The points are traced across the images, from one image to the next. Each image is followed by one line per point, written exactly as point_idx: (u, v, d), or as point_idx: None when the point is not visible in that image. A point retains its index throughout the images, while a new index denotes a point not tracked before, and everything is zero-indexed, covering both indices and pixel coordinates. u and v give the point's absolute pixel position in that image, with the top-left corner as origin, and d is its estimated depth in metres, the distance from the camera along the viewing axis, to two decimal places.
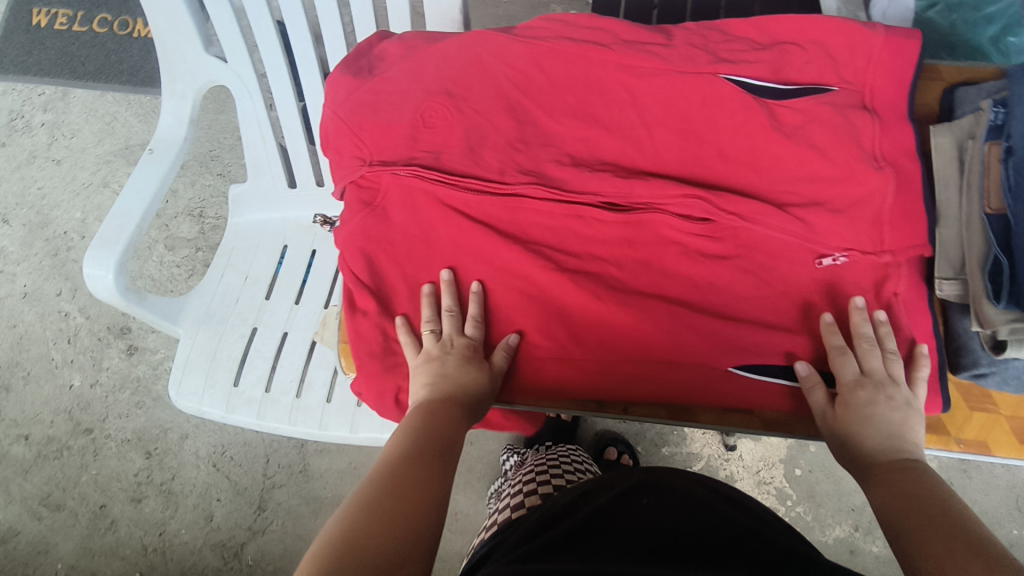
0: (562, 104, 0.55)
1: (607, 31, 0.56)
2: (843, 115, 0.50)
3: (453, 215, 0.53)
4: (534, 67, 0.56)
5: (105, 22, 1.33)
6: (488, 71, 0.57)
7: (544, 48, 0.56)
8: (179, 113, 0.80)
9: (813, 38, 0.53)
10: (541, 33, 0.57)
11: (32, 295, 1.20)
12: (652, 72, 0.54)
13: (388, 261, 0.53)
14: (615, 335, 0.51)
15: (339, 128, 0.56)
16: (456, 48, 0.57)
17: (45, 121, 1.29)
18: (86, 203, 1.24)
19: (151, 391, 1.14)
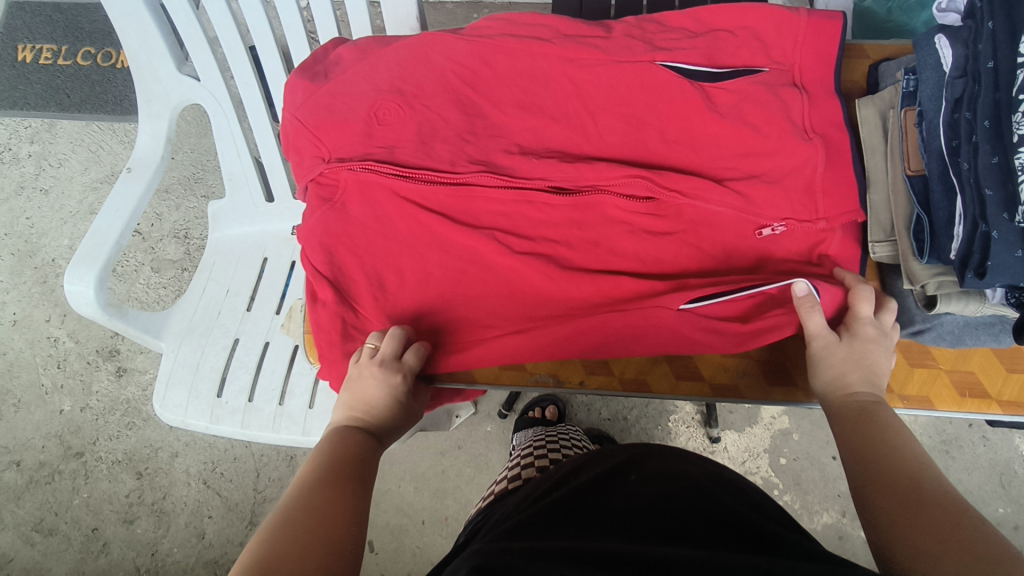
0: (510, 96, 0.59)
1: (549, 27, 0.60)
2: (774, 93, 0.55)
3: (409, 207, 0.57)
4: (482, 64, 0.60)
5: (89, 54, 1.37)
6: (438, 70, 0.60)
7: (490, 46, 0.59)
8: (156, 132, 0.83)
9: (744, 24, 0.57)
10: (486, 29, 0.60)
11: (22, 323, 1.21)
12: (592, 63, 0.57)
13: (347, 254, 0.57)
14: (564, 312, 0.56)
15: (297, 129, 0.59)
16: (407, 49, 0.61)
17: (32, 152, 1.32)
18: (74, 230, 1.27)
19: (140, 412, 1.15)
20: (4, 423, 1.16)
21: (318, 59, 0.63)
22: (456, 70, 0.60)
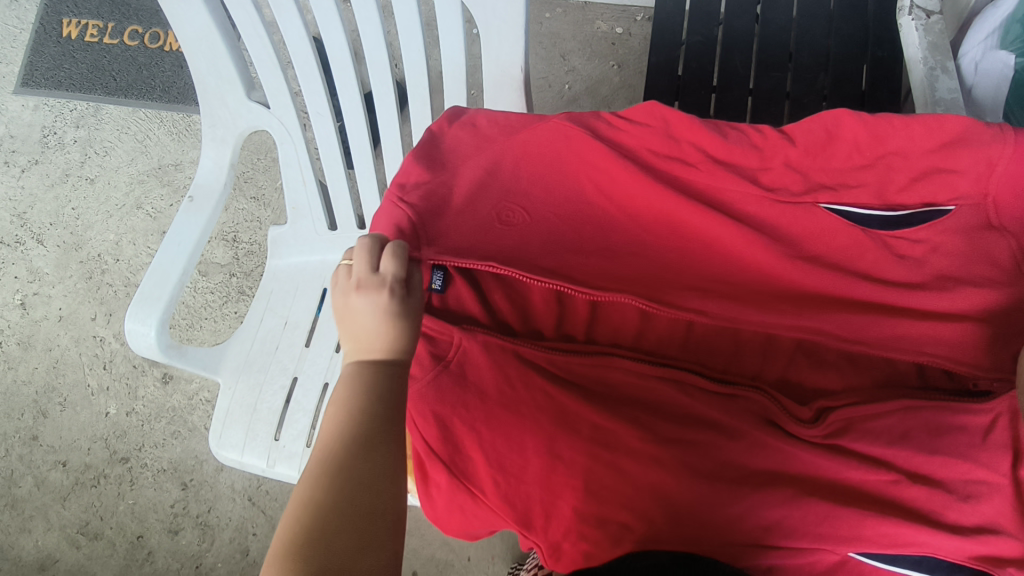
0: (646, 214, 0.52)
1: (692, 138, 0.51)
2: (961, 240, 0.48)
3: (535, 377, 0.46)
4: (619, 175, 0.52)
5: (136, 34, 1.30)
6: (571, 180, 0.53)
7: (630, 159, 0.52)
8: (220, 158, 0.77)
9: (927, 147, 0.48)
10: (630, 122, 0.53)
11: (67, 319, 1.19)
12: (744, 193, 0.50)
13: (462, 428, 0.45)
14: (722, 520, 0.42)
15: (401, 208, 0.50)
16: (537, 149, 0.54)
17: (77, 138, 1.27)
18: (120, 224, 1.22)
19: (187, 421, 1.13)
20: (50, 421, 1.15)
21: (437, 140, 0.55)
22: (591, 171, 0.53)
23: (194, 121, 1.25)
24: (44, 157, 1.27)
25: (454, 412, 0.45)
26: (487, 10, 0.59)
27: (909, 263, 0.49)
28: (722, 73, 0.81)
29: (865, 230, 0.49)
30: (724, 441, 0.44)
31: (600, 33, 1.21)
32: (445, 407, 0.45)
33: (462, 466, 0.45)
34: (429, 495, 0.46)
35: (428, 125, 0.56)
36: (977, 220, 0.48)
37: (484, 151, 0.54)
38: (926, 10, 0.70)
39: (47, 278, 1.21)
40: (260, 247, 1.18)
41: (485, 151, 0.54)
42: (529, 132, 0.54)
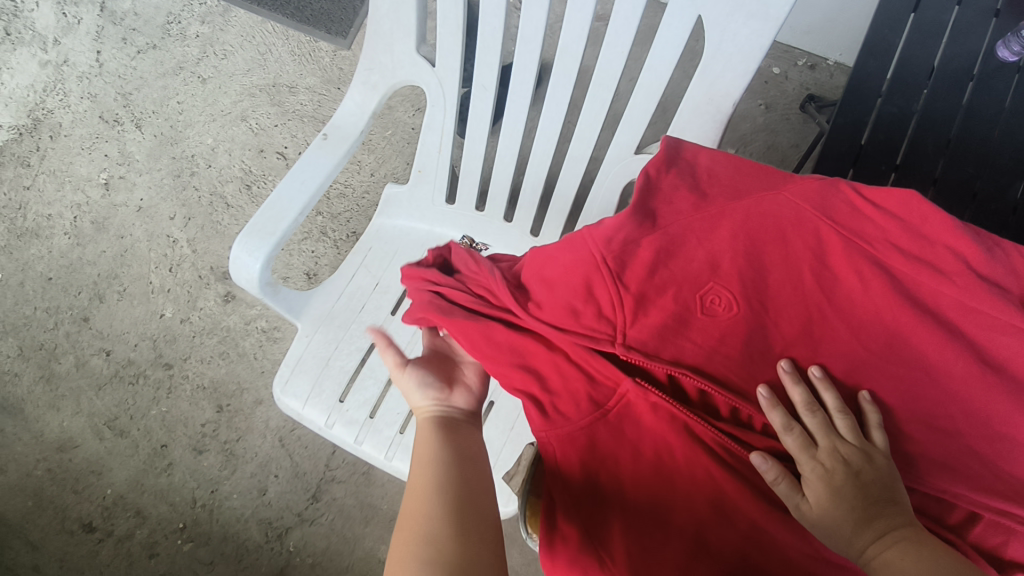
0: (875, 327, 0.42)
1: (956, 251, 0.41)
2: None
3: (699, 449, 0.42)
4: (852, 273, 0.43)
5: None
6: (791, 258, 0.43)
7: (869, 257, 0.43)
8: (364, 103, 0.73)
9: None
10: (879, 212, 0.43)
11: (146, 211, 1.17)
12: (1002, 326, 0.40)
13: (611, 484, 0.42)
14: None
15: (596, 277, 0.43)
16: (758, 217, 0.44)
17: (200, 33, 1.23)
18: (220, 131, 1.19)
19: (237, 346, 1.11)
20: (104, 307, 1.14)
21: (653, 191, 0.46)
22: (820, 269, 0.43)
23: (320, 48, 1.21)
24: (163, 43, 1.23)
25: (601, 465, 0.43)
26: (723, 33, 0.52)
27: None
28: (908, 154, 0.75)
29: None
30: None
31: (755, 69, 1.14)
32: (594, 458, 0.43)
33: (600, 529, 0.41)
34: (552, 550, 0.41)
35: (644, 164, 0.47)
36: None
37: (705, 213, 0.45)
38: None
39: (136, 165, 1.19)
40: (354, 192, 1.14)
41: (707, 216, 0.45)
42: (757, 199, 0.45)
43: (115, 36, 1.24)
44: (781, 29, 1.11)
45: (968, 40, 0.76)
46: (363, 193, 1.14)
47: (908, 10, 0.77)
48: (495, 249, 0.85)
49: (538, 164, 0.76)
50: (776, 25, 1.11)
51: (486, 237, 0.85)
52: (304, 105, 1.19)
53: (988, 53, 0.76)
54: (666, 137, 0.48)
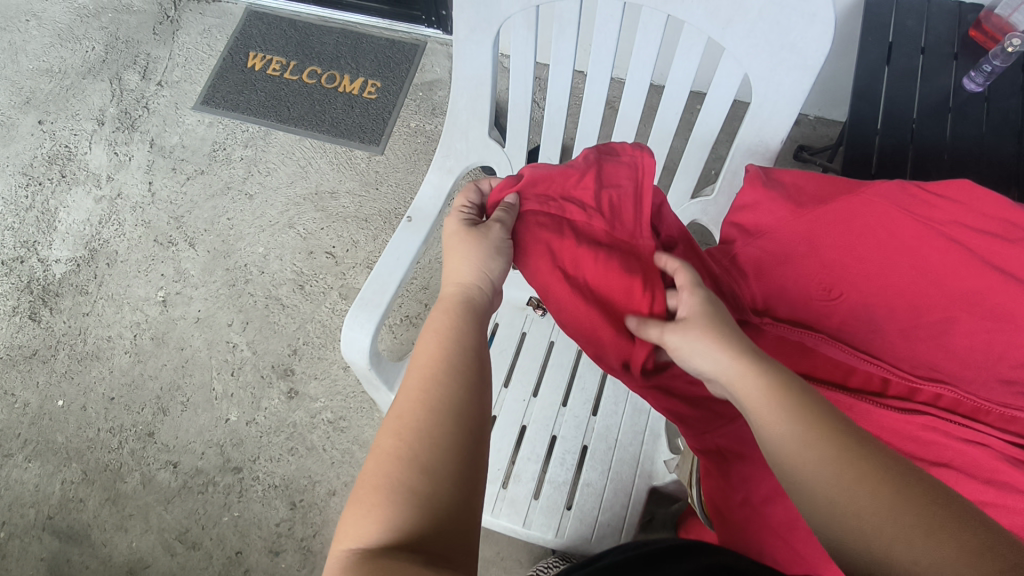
0: (959, 297, 0.49)
1: (1018, 226, 0.49)
2: None
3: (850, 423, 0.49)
4: (935, 252, 0.50)
5: (315, 73, 1.41)
6: (883, 246, 0.52)
7: (940, 235, 0.50)
8: (441, 185, 0.82)
9: None
10: (944, 199, 0.51)
11: (204, 321, 1.22)
12: None
13: (761, 465, 0.48)
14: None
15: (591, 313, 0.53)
16: (841, 216, 0.53)
17: (244, 156, 1.35)
18: (270, 239, 1.28)
19: (305, 440, 1.12)
20: (169, 420, 1.16)
21: (759, 215, 0.57)
22: (909, 253, 0.51)
23: (355, 155, 1.34)
24: (210, 168, 1.34)
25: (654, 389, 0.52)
26: (769, 85, 0.62)
27: None
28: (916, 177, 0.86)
29: None
30: None
31: None
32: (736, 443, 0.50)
33: (774, 511, 0.47)
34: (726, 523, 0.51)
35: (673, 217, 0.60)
36: None
37: (798, 226, 0.54)
38: None
39: (192, 280, 1.26)
40: None
41: (801, 228, 0.54)
42: (843, 203, 0.53)
43: (165, 168, 1.35)
44: None
45: (936, 80, 0.92)
46: (411, 278, 1.22)
47: (884, 62, 0.93)
48: None
49: None
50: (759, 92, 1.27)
51: None
52: (346, 207, 1.29)
53: (958, 86, 0.91)
54: (752, 166, 0.58)
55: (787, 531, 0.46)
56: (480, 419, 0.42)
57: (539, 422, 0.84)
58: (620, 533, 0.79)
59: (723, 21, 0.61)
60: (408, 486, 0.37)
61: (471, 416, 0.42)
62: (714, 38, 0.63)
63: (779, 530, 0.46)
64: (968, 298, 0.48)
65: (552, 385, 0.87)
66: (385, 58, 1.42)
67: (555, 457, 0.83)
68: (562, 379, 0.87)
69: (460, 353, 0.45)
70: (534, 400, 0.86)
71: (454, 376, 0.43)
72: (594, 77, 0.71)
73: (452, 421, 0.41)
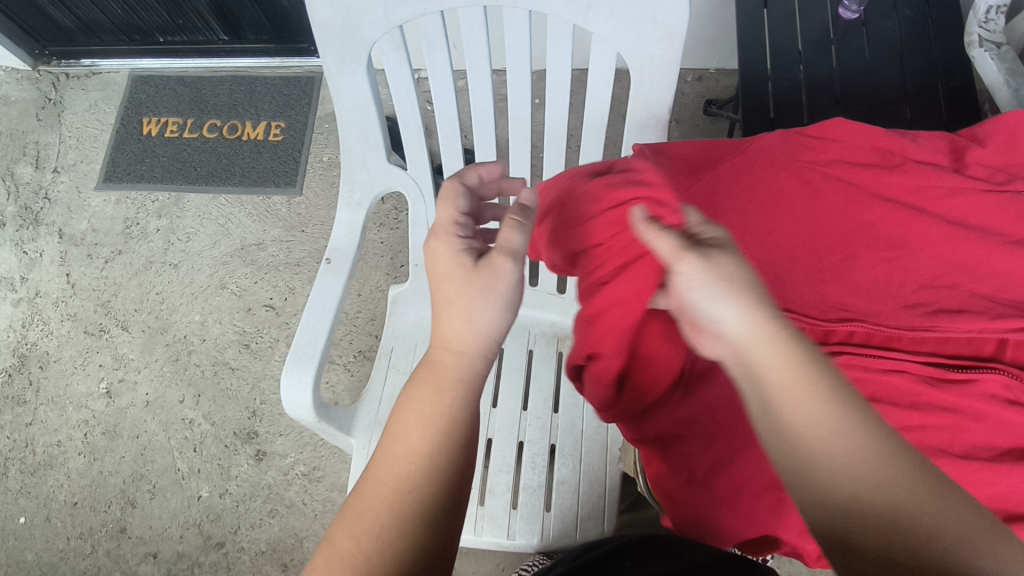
0: (853, 231, 0.50)
1: (891, 153, 0.51)
2: None
3: None
4: (823, 193, 0.51)
5: (215, 127, 1.37)
6: (775, 195, 0.52)
7: (823, 176, 0.51)
8: (354, 220, 0.80)
9: None
10: (825, 140, 0.52)
11: (154, 403, 1.18)
12: (950, 193, 0.49)
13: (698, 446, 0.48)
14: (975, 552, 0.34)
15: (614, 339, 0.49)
16: (730, 175, 0.53)
17: (160, 226, 1.31)
18: (204, 305, 1.24)
19: (283, 499, 1.10)
20: (139, 511, 1.12)
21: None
22: (800, 198, 0.51)
23: (274, 201, 1.31)
24: (127, 246, 1.30)
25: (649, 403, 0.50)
26: (643, 59, 0.62)
27: None
28: (812, 113, 0.88)
29: None
30: (970, 422, 0.44)
31: None
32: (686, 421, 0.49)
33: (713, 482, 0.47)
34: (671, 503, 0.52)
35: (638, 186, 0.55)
36: None
37: (697, 195, 0.53)
38: (995, 42, 0.81)
39: (132, 363, 1.21)
40: (348, 315, 1.20)
41: (699, 197, 0.53)
42: (729, 164, 0.53)
43: (80, 256, 1.29)
44: None
45: (814, 14, 0.93)
46: (356, 311, 1.20)
47: (761, 7, 0.94)
48: None
49: None
50: None
51: None
52: (275, 256, 1.26)
53: (835, 17, 0.93)
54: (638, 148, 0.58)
55: (734, 498, 0.46)
56: (444, 524, 0.43)
57: (504, 431, 0.84)
58: (602, 519, 0.80)
59: (583, 7, 0.60)
60: None
61: (439, 529, 0.43)
62: (579, 24, 0.62)
63: (722, 498, 0.47)
64: (862, 230, 0.49)
65: (509, 393, 0.86)
66: (283, 97, 1.38)
67: (526, 463, 0.82)
68: (518, 384, 0.87)
69: (439, 471, 0.44)
70: (496, 410, 0.85)
71: (433, 483, 0.43)
72: (475, 84, 0.71)
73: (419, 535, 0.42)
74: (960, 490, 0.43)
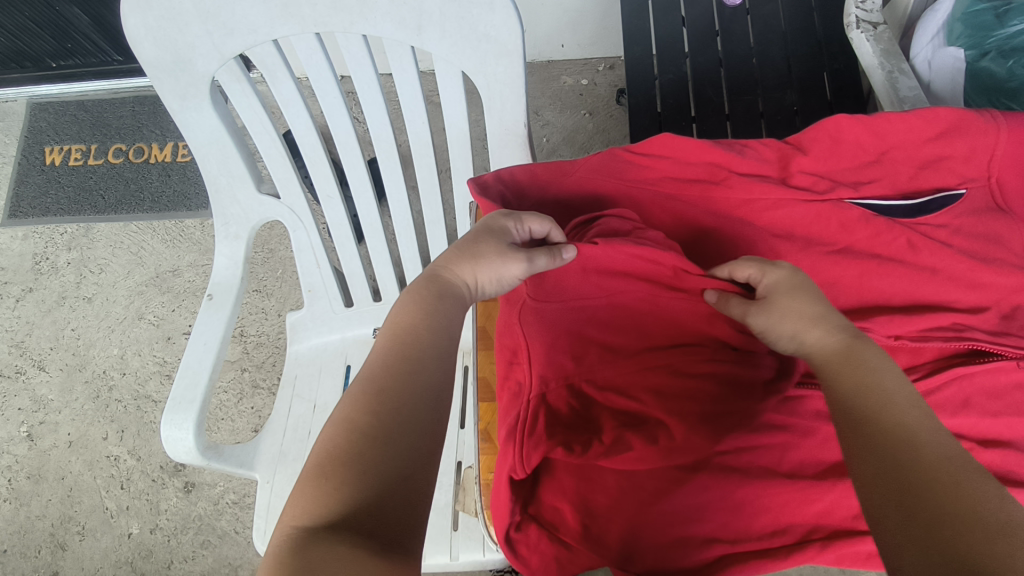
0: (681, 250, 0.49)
1: (716, 165, 0.50)
2: (985, 223, 0.47)
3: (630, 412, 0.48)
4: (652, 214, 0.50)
5: (120, 151, 1.33)
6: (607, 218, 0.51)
7: (652, 195, 0.51)
8: (234, 254, 0.78)
9: (938, 131, 0.48)
10: (652, 157, 0.51)
11: (77, 443, 1.16)
12: (772, 205, 0.48)
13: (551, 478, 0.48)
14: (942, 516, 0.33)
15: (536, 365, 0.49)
16: (565, 201, 0.52)
17: (70, 260, 1.27)
18: (122, 337, 1.21)
19: (215, 529, 1.09)
20: (69, 553, 1.10)
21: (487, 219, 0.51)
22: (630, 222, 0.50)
23: (186, 224, 1.27)
24: (39, 283, 1.26)
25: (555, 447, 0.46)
26: (487, 77, 0.60)
27: (950, 248, 0.46)
28: (698, 105, 0.87)
29: (891, 218, 0.47)
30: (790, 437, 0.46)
31: (567, 87, 1.28)
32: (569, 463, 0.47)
33: (549, 512, 0.47)
34: (519, 556, 0.46)
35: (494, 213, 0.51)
36: (990, 196, 0.48)
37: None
38: (871, 21, 0.76)
39: (52, 404, 1.18)
40: (269, 336, 1.18)
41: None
42: (563, 189, 0.52)
43: None
44: (572, 49, 1.26)
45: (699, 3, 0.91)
46: (278, 332, 1.18)
47: None
48: None
49: (407, 239, 0.83)
50: (567, 47, 1.25)
51: None
52: (191, 281, 1.23)
53: (719, 5, 0.92)
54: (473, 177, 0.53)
55: (563, 530, 0.46)
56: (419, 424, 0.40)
57: None
58: None
59: (414, 28, 0.59)
60: (326, 483, 0.36)
61: (417, 424, 0.40)
62: (416, 45, 0.61)
63: (561, 534, 0.46)
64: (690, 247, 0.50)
65: None
66: None
67: None
68: None
69: (372, 412, 0.39)
70: None
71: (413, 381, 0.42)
72: (330, 108, 0.70)
73: (391, 423, 0.39)
74: (788, 507, 0.45)
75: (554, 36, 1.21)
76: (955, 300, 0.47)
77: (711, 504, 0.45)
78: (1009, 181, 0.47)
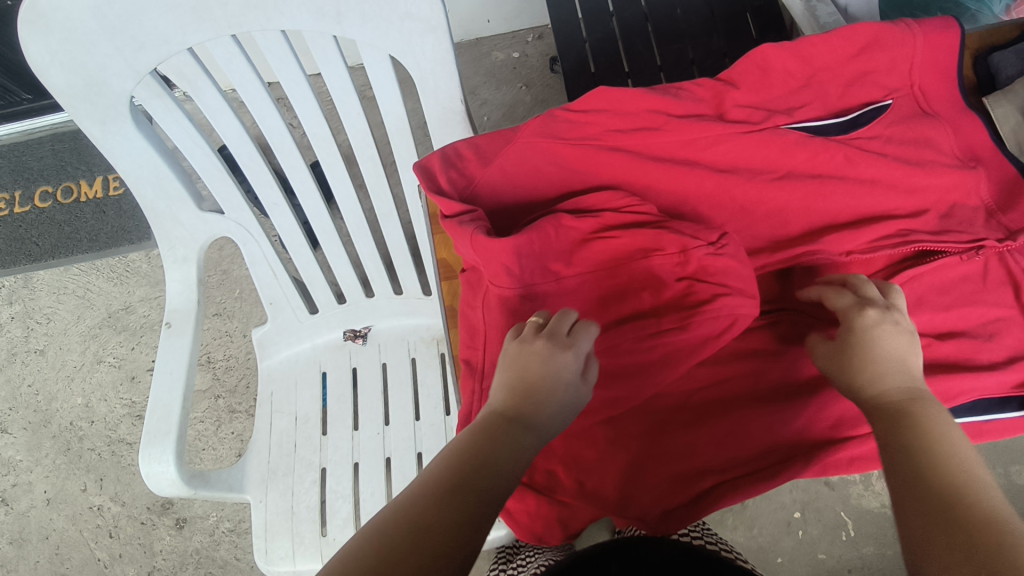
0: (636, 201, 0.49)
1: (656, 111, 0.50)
2: (915, 129, 0.49)
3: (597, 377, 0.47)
4: (600, 169, 0.50)
5: (47, 194, 1.28)
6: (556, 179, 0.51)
7: (598, 149, 0.50)
8: (186, 277, 0.75)
9: (860, 46, 0.50)
10: (590, 112, 0.51)
11: (56, 500, 1.12)
12: (716, 141, 0.49)
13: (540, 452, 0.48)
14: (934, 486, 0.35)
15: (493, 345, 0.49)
16: (509, 167, 0.51)
17: (14, 314, 1.22)
18: (84, 384, 1.17)
19: (215, 559, 1.07)
20: None
21: (447, 196, 0.50)
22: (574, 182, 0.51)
23: (131, 258, 1.23)
24: None
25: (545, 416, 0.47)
26: (415, 56, 0.60)
27: (885, 157, 0.48)
28: (630, 60, 0.88)
29: (828, 137, 0.48)
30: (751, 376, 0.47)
31: (499, 62, 1.28)
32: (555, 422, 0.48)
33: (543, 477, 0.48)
34: (516, 519, 0.48)
35: (437, 186, 0.50)
36: (915, 104, 0.50)
37: (483, 185, 0.51)
38: None
39: (21, 465, 1.14)
40: (238, 358, 1.16)
41: (485, 190, 0.51)
42: (507, 155, 0.51)
43: None
44: (498, 24, 1.25)
45: None
46: (247, 352, 1.15)
47: None
48: (377, 325, 0.89)
49: (363, 235, 0.81)
50: (493, 22, 1.24)
51: (363, 320, 0.88)
52: (147, 315, 1.19)
53: None
54: (416, 163, 0.53)
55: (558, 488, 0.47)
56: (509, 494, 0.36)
57: (400, 447, 0.82)
58: None
59: (333, 16, 0.57)
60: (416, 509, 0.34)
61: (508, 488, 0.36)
62: (338, 34, 0.59)
63: (559, 495, 0.47)
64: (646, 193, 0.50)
65: (400, 406, 0.84)
66: None
67: None
68: (406, 395, 0.85)
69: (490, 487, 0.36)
70: (388, 426, 0.83)
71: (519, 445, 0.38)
72: (262, 112, 0.68)
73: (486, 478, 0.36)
74: (771, 429, 0.47)
75: (478, 13, 1.21)
76: (897, 207, 0.49)
77: (698, 441, 0.47)
78: (931, 86, 0.49)
